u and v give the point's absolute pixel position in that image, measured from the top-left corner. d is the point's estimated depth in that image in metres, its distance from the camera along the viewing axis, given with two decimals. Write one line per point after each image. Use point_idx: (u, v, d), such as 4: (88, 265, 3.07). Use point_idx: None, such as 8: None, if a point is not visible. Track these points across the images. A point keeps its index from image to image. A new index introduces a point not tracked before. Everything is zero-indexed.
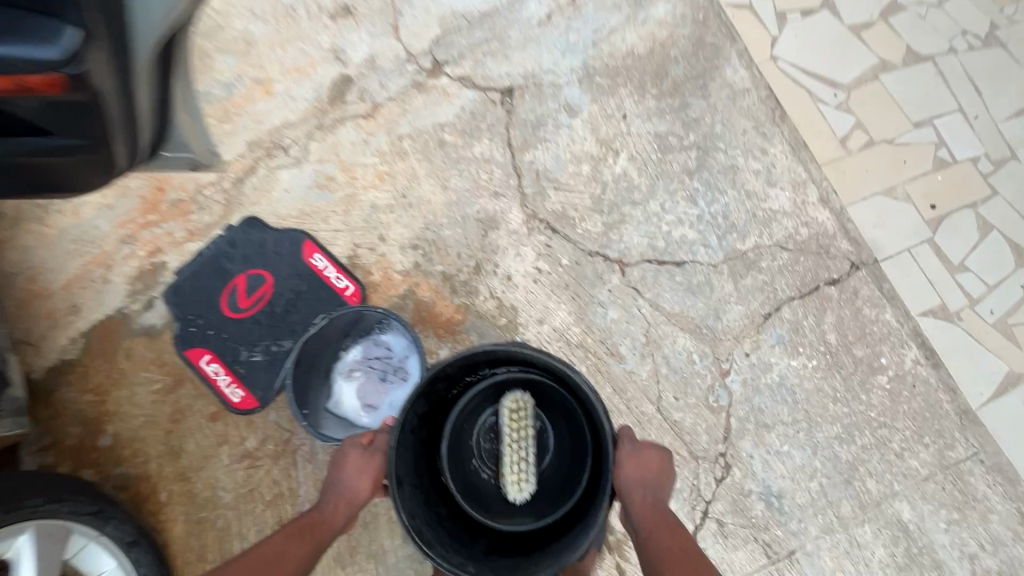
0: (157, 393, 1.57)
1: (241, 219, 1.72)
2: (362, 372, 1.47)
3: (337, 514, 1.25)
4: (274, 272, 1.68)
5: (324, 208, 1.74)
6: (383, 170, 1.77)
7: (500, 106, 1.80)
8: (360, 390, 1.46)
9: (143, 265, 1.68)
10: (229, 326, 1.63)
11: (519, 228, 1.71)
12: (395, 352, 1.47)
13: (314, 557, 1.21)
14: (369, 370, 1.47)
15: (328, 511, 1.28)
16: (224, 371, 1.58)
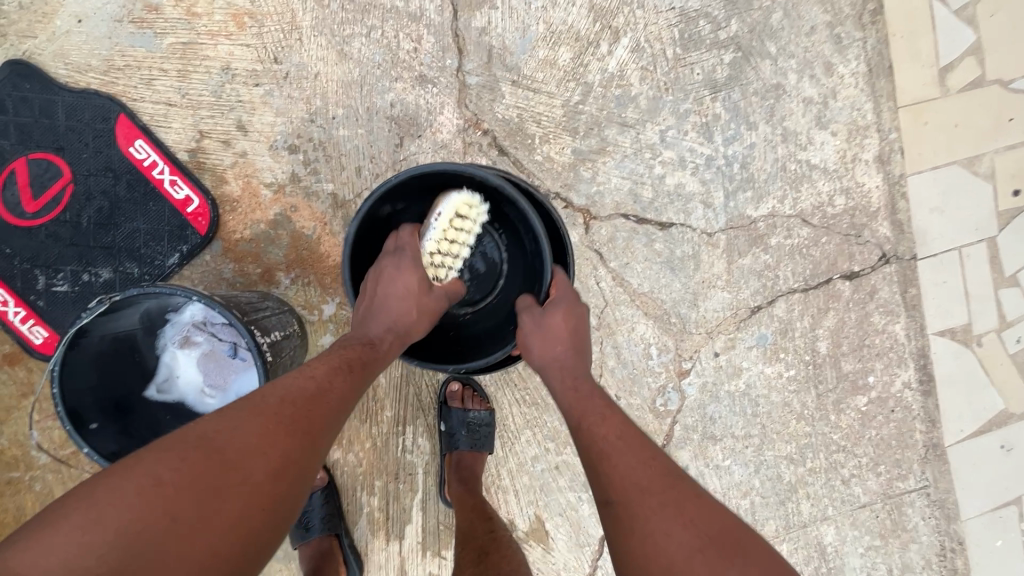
0: None
1: (4, 63, 1.07)
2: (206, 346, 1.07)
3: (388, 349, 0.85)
4: (76, 162, 1.11)
5: (145, 61, 1.09)
6: (243, 8, 1.10)
7: None
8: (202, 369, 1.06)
9: None
10: (13, 239, 1.12)
11: (451, 142, 1.16)
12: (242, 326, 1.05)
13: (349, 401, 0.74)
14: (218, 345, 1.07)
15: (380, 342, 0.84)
16: (13, 302, 1.13)
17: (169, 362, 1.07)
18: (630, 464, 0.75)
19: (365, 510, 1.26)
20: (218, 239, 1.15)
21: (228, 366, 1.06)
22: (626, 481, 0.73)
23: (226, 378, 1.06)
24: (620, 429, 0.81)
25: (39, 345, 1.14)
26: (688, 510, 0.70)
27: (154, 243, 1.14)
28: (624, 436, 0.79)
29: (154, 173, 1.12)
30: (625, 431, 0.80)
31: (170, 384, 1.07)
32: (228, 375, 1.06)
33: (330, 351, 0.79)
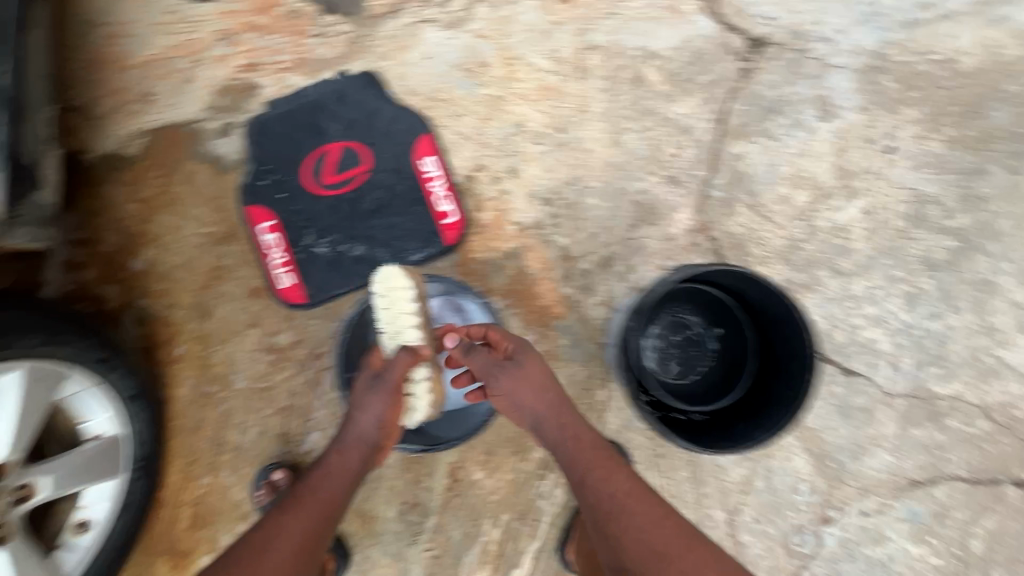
0: (203, 239, 1.35)
1: (358, 71, 1.34)
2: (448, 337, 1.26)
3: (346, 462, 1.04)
4: (376, 158, 1.33)
5: (461, 100, 1.33)
6: (551, 83, 1.33)
7: (736, 60, 1.31)
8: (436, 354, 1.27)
9: (234, 77, 1.36)
10: (303, 199, 1.34)
11: (679, 237, 1.30)
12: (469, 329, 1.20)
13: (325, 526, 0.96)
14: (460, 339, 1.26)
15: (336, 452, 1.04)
16: (279, 248, 1.34)
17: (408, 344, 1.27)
18: (627, 496, 0.96)
19: (483, 539, 1.30)
20: (456, 253, 1.32)
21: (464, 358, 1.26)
22: (606, 507, 0.95)
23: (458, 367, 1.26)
24: (603, 460, 1.01)
25: (284, 287, 1.33)
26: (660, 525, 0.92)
27: (407, 239, 1.33)
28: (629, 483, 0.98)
29: (430, 184, 1.33)
30: (602, 458, 1.01)
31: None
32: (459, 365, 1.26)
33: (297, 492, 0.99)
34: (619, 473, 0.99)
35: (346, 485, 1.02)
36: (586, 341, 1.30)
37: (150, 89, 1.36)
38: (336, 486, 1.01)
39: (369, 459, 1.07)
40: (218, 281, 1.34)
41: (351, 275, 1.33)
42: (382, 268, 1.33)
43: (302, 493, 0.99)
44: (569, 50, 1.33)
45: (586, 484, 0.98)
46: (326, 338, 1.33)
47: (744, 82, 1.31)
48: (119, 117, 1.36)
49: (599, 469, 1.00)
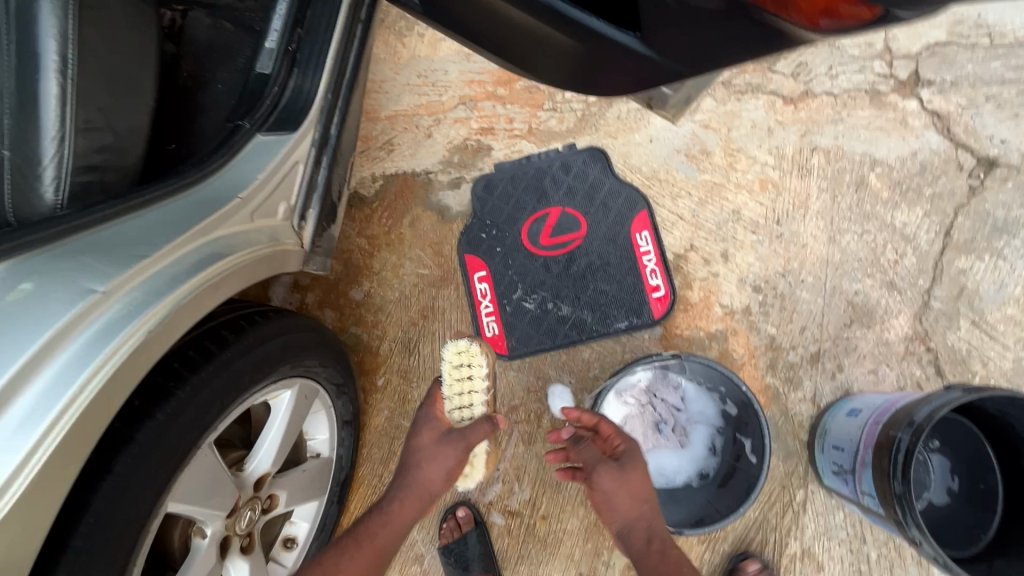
0: (419, 279, 1.44)
1: (586, 145, 1.44)
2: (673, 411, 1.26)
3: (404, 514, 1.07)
4: (592, 226, 1.41)
5: (680, 183, 1.40)
6: (771, 177, 1.38)
7: (965, 176, 1.32)
8: (663, 429, 1.24)
9: (469, 138, 1.49)
10: (517, 255, 1.42)
11: (895, 343, 1.28)
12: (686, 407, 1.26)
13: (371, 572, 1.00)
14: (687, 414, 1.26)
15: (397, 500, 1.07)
16: (489, 297, 1.41)
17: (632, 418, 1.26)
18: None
19: None
20: (660, 326, 1.35)
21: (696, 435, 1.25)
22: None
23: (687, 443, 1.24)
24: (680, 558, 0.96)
25: (489, 335, 1.39)
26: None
27: (613, 306, 1.37)
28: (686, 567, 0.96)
29: (642, 257, 1.38)
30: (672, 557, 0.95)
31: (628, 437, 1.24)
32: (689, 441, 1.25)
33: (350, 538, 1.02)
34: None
35: (399, 538, 1.05)
36: (788, 435, 1.27)
37: (393, 140, 1.51)
38: (385, 539, 1.04)
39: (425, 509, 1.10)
40: (427, 320, 1.43)
41: (555, 333, 1.38)
42: (586, 330, 1.37)
43: (359, 534, 1.03)
44: (792, 148, 1.39)
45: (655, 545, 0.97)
46: (522, 390, 1.37)
47: (972, 198, 1.31)
48: (362, 161, 1.51)
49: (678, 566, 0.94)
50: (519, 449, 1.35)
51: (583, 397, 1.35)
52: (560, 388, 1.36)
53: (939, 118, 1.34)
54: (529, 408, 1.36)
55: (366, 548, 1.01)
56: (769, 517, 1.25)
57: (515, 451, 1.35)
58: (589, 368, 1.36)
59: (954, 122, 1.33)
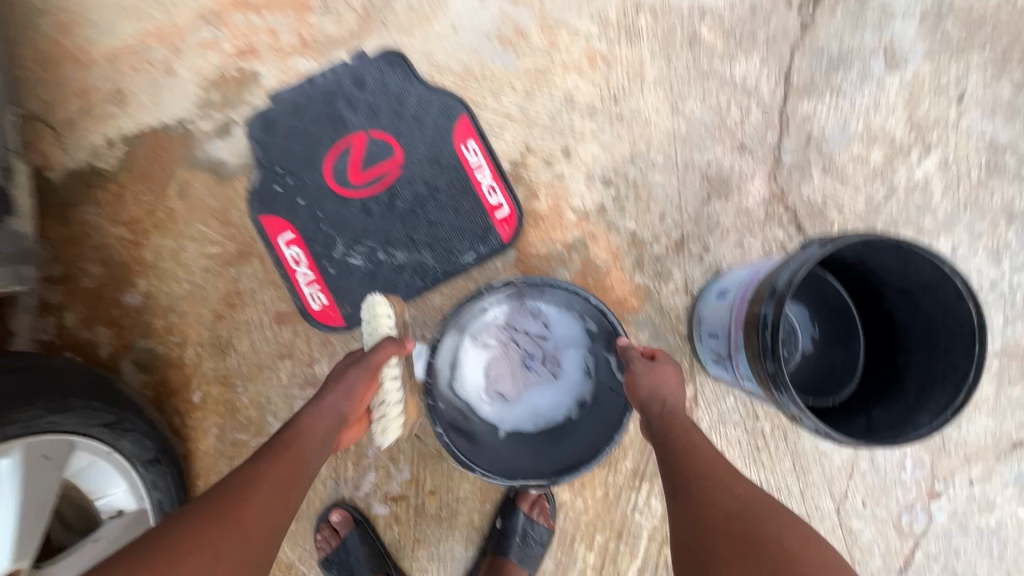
0: (210, 261, 1.14)
1: (378, 50, 1.16)
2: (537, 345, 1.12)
3: (316, 435, 0.82)
4: (409, 148, 1.16)
5: (500, 76, 1.17)
6: (599, 50, 1.18)
7: (795, 11, 1.20)
8: (530, 365, 1.11)
9: (226, 66, 1.14)
10: (326, 203, 1.15)
11: (755, 209, 1.19)
12: (551, 334, 1.12)
13: (293, 488, 0.75)
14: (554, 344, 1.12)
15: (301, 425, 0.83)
16: (305, 263, 1.14)
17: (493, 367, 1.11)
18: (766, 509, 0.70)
19: (577, 565, 1.16)
20: (512, 249, 1.16)
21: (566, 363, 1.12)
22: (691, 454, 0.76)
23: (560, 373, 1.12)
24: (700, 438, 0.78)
25: (316, 308, 1.13)
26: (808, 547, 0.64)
27: (454, 239, 1.16)
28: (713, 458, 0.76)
29: (475, 175, 1.16)
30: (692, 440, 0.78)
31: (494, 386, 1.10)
32: (561, 371, 1.12)
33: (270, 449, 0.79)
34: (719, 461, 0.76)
35: (326, 449, 0.82)
36: (668, 333, 1.17)
37: (124, 88, 1.13)
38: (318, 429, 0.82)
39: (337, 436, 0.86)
40: (235, 309, 1.14)
41: (395, 286, 1.15)
42: (430, 274, 1.15)
43: (274, 448, 0.79)
44: (615, 11, 1.18)
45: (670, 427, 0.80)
46: None
47: (805, 35, 1.20)
48: (88, 124, 1.13)
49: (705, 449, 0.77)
50: None
51: None
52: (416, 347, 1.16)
53: None
54: None
55: (286, 457, 0.77)
56: None
57: None
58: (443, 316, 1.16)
59: None
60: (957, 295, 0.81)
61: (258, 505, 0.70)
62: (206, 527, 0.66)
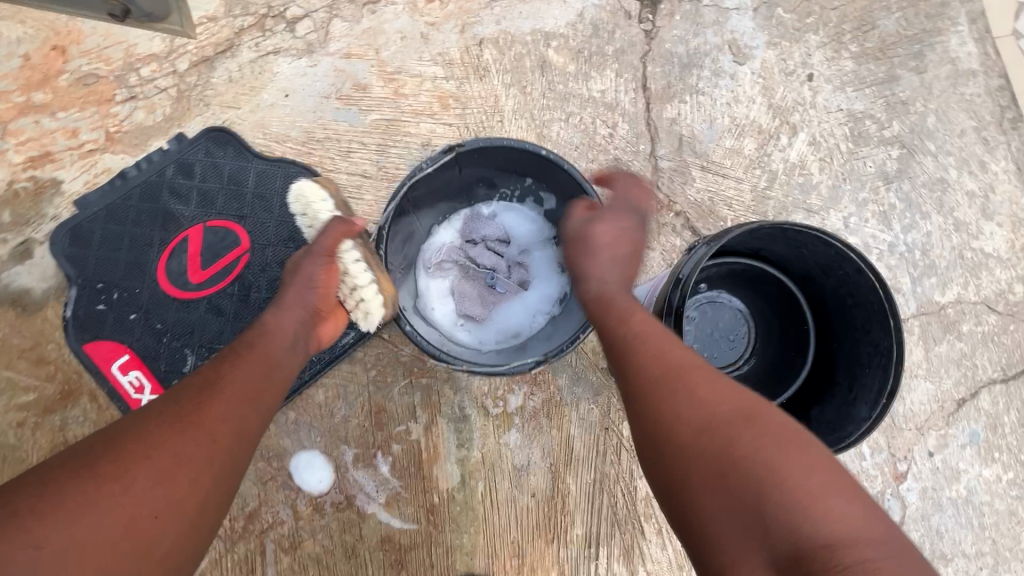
0: (27, 411, 0.93)
1: (201, 129, 1.03)
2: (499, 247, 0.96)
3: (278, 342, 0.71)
4: (256, 230, 1.01)
5: (346, 135, 1.07)
6: (449, 90, 1.11)
7: (635, 23, 1.19)
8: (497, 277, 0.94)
9: (17, 179, 0.97)
10: (166, 312, 0.97)
11: (646, 221, 1.13)
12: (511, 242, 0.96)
13: (256, 395, 0.65)
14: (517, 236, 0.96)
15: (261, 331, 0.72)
16: (150, 388, 0.94)
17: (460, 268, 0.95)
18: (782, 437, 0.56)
19: None
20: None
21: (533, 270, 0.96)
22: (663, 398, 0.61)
23: (531, 279, 0.95)
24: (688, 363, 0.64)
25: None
26: (834, 486, 0.53)
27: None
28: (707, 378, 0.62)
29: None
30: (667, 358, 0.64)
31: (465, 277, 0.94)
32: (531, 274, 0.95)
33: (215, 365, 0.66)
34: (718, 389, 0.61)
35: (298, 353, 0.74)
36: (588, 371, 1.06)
37: None
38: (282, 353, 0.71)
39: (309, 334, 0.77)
40: None
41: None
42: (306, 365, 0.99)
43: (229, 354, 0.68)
44: (457, 50, 1.13)
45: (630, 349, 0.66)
46: (257, 485, 0.96)
47: (651, 44, 1.19)
48: None
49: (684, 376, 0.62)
50: (286, 564, 0.94)
51: (341, 451, 0.99)
52: (305, 455, 0.98)
53: None
54: (276, 502, 0.96)
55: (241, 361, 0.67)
56: (607, 472, 1.04)
57: (281, 570, 0.94)
58: (332, 410, 1.00)
59: None
60: (856, 270, 0.75)
61: (181, 453, 0.57)
62: (127, 482, 0.54)
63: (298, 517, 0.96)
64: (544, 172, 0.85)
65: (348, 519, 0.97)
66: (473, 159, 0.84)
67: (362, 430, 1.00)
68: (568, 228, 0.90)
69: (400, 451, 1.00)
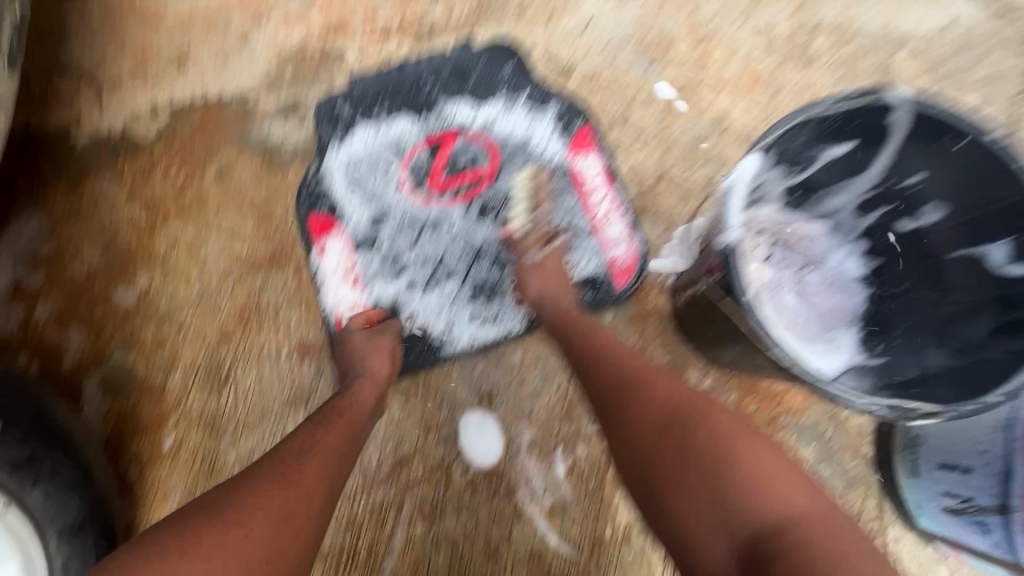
0: (235, 262, 0.87)
1: (490, 38, 0.95)
2: (791, 236, 0.71)
3: (359, 401, 0.69)
4: (510, 153, 0.91)
5: (635, 85, 0.93)
6: (762, 69, 0.94)
7: (1020, 50, 0.93)
8: (818, 290, 0.70)
9: (308, 42, 0.95)
10: (395, 208, 0.88)
11: None
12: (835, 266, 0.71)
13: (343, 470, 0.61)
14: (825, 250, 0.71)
15: (344, 398, 0.69)
16: (353, 278, 0.86)
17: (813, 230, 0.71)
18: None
19: None
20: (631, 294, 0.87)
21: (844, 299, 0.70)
22: (656, 423, 0.57)
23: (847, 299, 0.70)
24: (717, 413, 0.57)
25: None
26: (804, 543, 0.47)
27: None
28: (825, 524, 0.49)
29: (590, 200, 0.90)
30: (758, 475, 0.52)
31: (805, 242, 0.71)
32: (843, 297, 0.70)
33: (309, 424, 0.64)
34: (804, 523, 0.49)
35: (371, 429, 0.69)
36: (846, 450, 0.80)
37: (186, 52, 0.95)
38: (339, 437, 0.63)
39: (378, 410, 0.73)
40: (247, 330, 0.85)
41: (460, 326, 0.84)
42: (517, 313, 0.84)
43: (323, 413, 0.66)
44: (784, 30, 0.95)
45: (621, 419, 0.60)
46: (413, 431, 0.81)
47: None
48: (134, 87, 0.94)
49: (686, 424, 0.56)
50: (418, 532, 0.78)
51: (519, 428, 0.81)
52: (478, 417, 0.81)
53: None
54: (430, 459, 0.80)
55: (336, 422, 0.64)
56: None
57: (409, 537, 0.78)
58: (523, 378, 0.83)
59: None
60: None
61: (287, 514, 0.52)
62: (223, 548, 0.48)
63: (447, 485, 0.79)
64: (965, 173, 0.58)
65: (500, 511, 0.78)
66: (862, 127, 0.60)
67: (549, 414, 0.82)
68: (950, 257, 0.63)
69: (584, 455, 0.80)
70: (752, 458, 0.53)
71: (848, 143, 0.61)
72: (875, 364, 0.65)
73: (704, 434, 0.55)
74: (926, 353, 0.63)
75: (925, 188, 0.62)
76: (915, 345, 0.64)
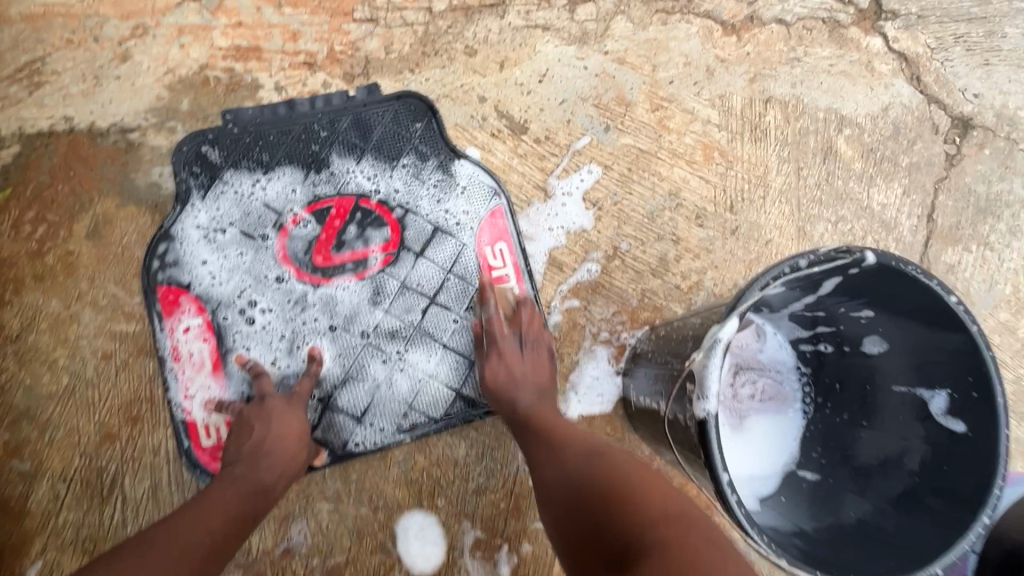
0: (117, 343, 0.72)
1: (404, 88, 0.82)
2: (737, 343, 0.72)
3: (233, 490, 0.60)
4: (413, 235, 0.79)
5: (592, 149, 0.87)
6: (717, 141, 0.92)
7: (940, 139, 0.99)
8: (756, 395, 0.73)
9: (212, 65, 0.79)
10: (265, 288, 0.75)
11: None
12: (769, 368, 0.74)
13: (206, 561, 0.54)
14: (762, 344, 0.73)
15: (221, 486, 0.60)
16: (210, 372, 0.72)
17: (752, 339, 0.73)
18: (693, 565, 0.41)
19: None
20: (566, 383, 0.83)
21: (788, 393, 0.73)
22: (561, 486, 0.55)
23: (784, 403, 0.73)
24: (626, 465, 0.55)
25: (208, 466, 0.70)
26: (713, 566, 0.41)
27: (442, 366, 0.77)
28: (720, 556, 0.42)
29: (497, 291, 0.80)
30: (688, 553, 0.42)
31: (747, 347, 0.73)
32: (780, 401, 0.73)
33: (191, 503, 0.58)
34: (690, 540, 0.43)
35: (264, 498, 0.61)
36: None
37: (44, 65, 0.75)
38: (265, 474, 0.62)
39: (288, 474, 0.64)
40: (136, 430, 0.71)
41: (373, 427, 0.75)
42: (394, 420, 0.76)
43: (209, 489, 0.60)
44: (739, 100, 0.93)
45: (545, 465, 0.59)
46: (344, 538, 0.73)
47: (948, 171, 0.99)
48: None
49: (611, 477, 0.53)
50: None
51: (462, 529, 0.76)
52: (419, 520, 0.75)
53: (906, 63, 0.99)
54: (363, 568, 0.73)
55: (210, 505, 0.58)
56: None
57: None
58: (468, 474, 0.77)
59: (921, 66, 0.99)
60: None
61: None
62: None
63: None
64: (915, 327, 0.60)
65: None
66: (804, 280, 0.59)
67: (494, 512, 0.77)
68: (890, 387, 0.64)
69: (529, 553, 0.77)
70: (736, 561, 0.42)
71: (793, 289, 0.60)
72: (807, 483, 0.68)
73: (648, 501, 0.49)
74: (845, 503, 0.64)
75: (874, 323, 0.64)
76: (839, 486, 0.66)
